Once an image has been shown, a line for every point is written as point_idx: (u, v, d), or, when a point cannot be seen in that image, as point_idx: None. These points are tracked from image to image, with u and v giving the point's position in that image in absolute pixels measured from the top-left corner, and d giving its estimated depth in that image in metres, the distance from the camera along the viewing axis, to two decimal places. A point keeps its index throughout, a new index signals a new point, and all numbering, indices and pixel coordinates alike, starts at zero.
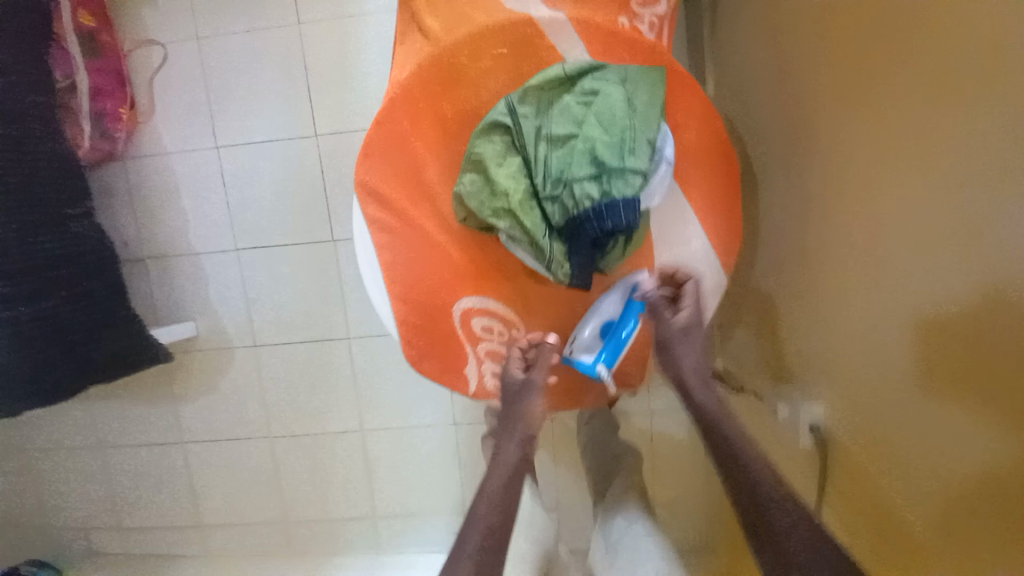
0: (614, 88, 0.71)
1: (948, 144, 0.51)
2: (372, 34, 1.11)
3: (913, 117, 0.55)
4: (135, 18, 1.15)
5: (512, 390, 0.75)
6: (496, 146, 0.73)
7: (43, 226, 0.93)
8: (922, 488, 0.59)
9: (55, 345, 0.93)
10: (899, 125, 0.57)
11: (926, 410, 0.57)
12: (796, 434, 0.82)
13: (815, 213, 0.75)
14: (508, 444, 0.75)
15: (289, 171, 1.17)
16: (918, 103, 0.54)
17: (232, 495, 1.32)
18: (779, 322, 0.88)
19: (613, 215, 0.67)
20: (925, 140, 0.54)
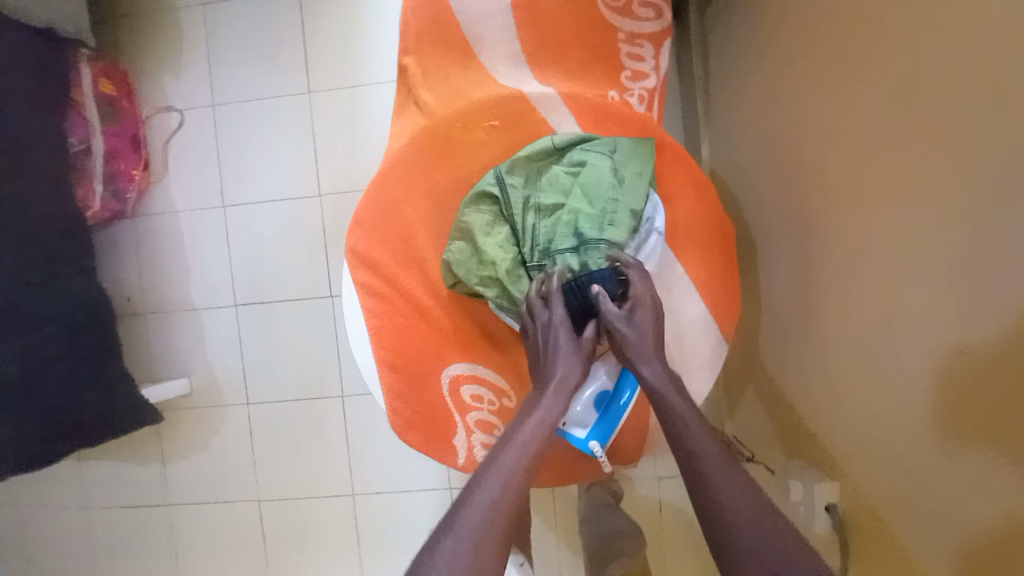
0: (602, 159, 0.71)
1: (945, 218, 0.51)
2: (377, 101, 1.16)
3: (909, 189, 0.55)
4: (158, 88, 1.22)
5: (562, 340, 0.66)
6: (484, 216, 0.73)
7: (24, 284, 0.93)
8: (926, 541, 0.57)
9: (35, 410, 0.93)
10: (894, 196, 0.57)
11: (932, 491, 0.55)
12: (812, 519, 0.75)
13: (820, 277, 0.73)
14: (551, 405, 0.62)
15: (291, 229, 1.19)
16: (913, 176, 0.54)
17: (214, 560, 1.25)
18: (789, 391, 0.83)
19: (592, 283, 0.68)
20: (921, 212, 0.54)
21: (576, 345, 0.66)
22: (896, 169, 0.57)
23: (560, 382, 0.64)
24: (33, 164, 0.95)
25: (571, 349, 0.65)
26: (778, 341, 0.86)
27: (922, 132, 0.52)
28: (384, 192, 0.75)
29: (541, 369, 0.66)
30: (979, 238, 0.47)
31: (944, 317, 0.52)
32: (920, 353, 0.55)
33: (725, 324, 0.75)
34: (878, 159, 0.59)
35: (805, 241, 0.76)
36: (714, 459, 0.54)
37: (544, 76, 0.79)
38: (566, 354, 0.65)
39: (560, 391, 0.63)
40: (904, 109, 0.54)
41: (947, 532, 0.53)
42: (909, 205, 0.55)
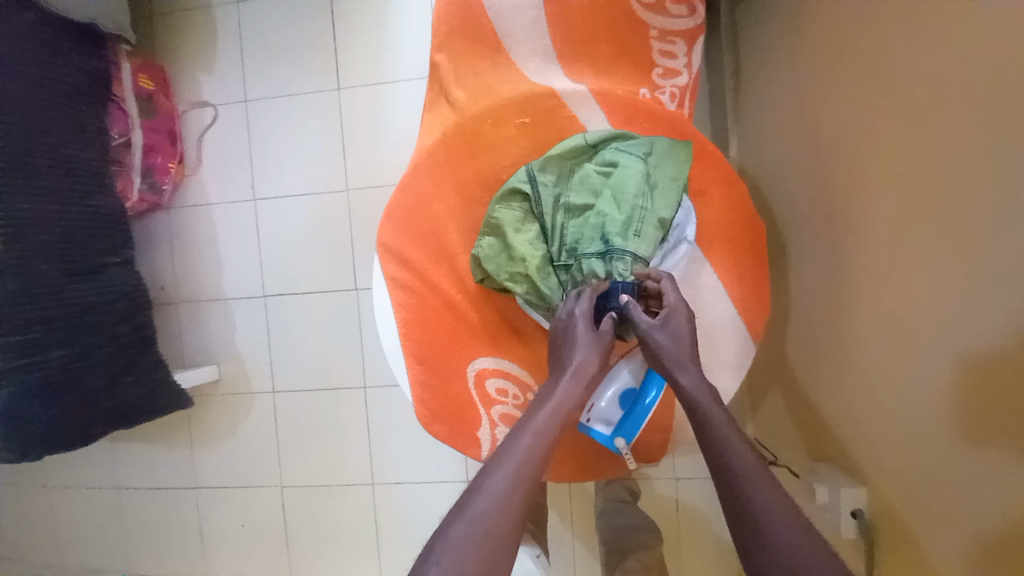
0: (634, 162, 0.71)
1: (981, 218, 0.49)
2: (404, 97, 1.18)
3: (944, 188, 0.53)
4: (193, 84, 1.26)
5: (582, 333, 0.63)
6: (515, 213, 0.73)
7: (61, 271, 0.96)
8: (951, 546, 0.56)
9: (72, 392, 0.96)
10: (927, 196, 0.56)
11: (958, 497, 0.54)
12: (838, 524, 0.74)
13: (849, 279, 0.72)
14: (566, 393, 0.60)
15: (317, 222, 1.22)
16: (948, 176, 0.53)
17: (237, 543, 1.29)
18: (814, 393, 0.82)
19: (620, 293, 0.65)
20: (957, 213, 0.52)
21: (596, 337, 0.63)
22: (927, 169, 0.55)
23: (577, 371, 0.61)
24: (75, 155, 0.99)
25: (592, 342, 0.63)
26: (806, 344, 0.84)
27: (958, 130, 0.51)
28: (415, 187, 0.76)
29: (559, 356, 0.64)
30: (1015, 238, 0.46)
31: (978, 321, 0.50)
32: (950, 358, 0.54)
33: (754, 324, 0.75)
34: (910, 157, 0.58)
35: (834, 242, 0.74)
36: (747, 468, 0.52)
37: (575, 72, 0.79)
38: (584, 345, 0.62)
39: (573, 376, 0.61)
40: (940, 106, 0.53)
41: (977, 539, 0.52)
42: (943, 205, 0.54)
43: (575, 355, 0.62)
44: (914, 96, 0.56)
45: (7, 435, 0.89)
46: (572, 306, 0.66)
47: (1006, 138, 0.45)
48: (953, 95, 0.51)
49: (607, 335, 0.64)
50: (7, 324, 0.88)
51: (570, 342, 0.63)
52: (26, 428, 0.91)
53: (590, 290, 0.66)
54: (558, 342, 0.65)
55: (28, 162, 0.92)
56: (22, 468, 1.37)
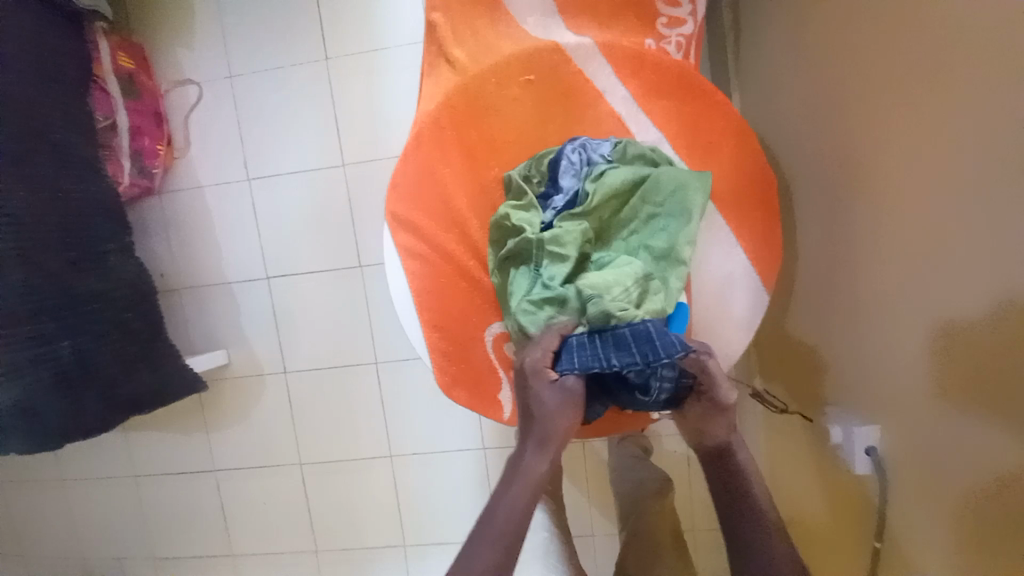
0: (646, 207, 0.70)
1: (1013, 150, 0.49)
2: (397, 66, 1.14)
3: (984, 119, 0.52)
4: (174, 62, 1.21)
5: (548, 399, 0.61)
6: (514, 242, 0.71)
7: (56, 258, 0.93)
8: (967, 471, 0.58)
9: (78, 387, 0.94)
10: (966, 131, 0.54)
11: (970, 421, 0.57)
12: (853, 461, 0.76)
13: (857, 223, 0.72)
14: (536, 458, 0.60)
15: (317, 201, 1.20)
16: (989, 106, 0.51)
17: (259, 520, 1.31)
18: (818, 340, 0.84)
19: (581, 355, 0.61)
20: (989, 147, 0.52)
21: (566, 394, 0.61)
22: (965, 101, 0.54)
23: (550, 437, 0.60)
24: (61, 140, 0.95)
25: (567, 405, 0.61)
26: (812, 293, 0.85)
27: (997, 57, 0.49)
28: (420, 152, 0.74)
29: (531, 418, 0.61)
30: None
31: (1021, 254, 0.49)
32: (992, 295, 0.53)
33: (764, 272, 0.75)
34: (945, 91, 0.56)
35: (846, 188, 0.74)
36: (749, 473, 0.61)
37: (577, 27, 0.77)
38: (552, 407, 0.61)
39: (547, 445, 0.60)
40: (979, 35, 0.51)
41: (1000, 466, 0.54)
42: (982, 137, 0.52)
43: (541, 421, 0.61)
44: (938, 34, 0.56)
45: (25, 426, 0.90)
46: (522, 370, 0.63)
47: None
48: (989, 21, 0.50)
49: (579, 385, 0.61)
50: (14, 316, 0.87)
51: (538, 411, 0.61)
52: (41, 417, 0.91)
53: (548, 341, 0.63)
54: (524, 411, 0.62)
55: (16, 151, 0.88)
56: (36, 464, 1.38)
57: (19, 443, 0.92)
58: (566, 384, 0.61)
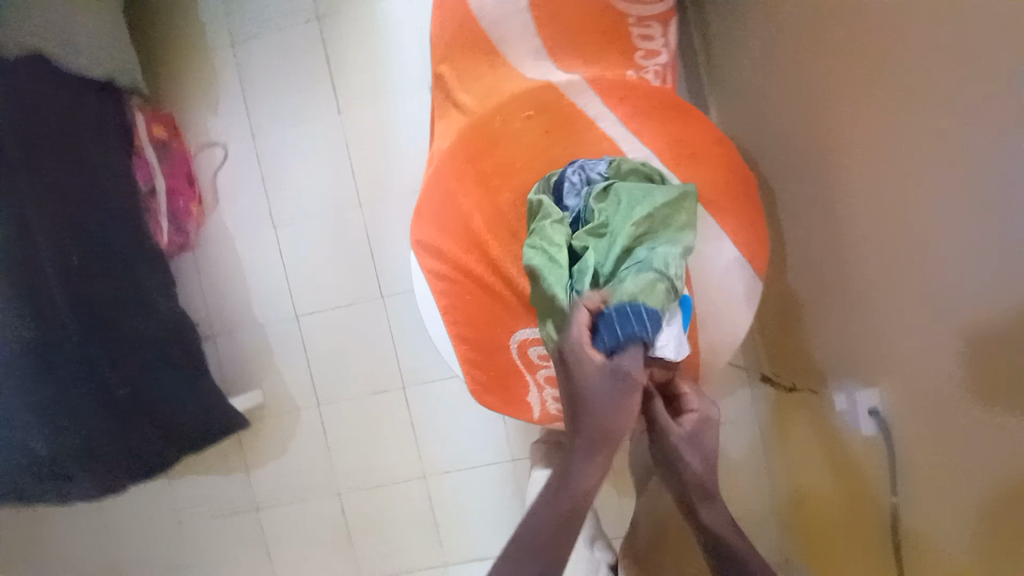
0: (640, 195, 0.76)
1: (936, 127, 0.58)
2: (404, 112, 1.26)
3: (915, 106, 0.60)
4: (201, 127, 1.33)
5: (600, 386, 0.60)
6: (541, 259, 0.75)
7: (111, 306, 1.04)
8: (949, 413, 0.64)
9: (129, 425, 1.05)
10: (899, 115, 0.63)
11: (941, 367, 0.63)
12: (859, 425, 0.81)
13: (833, 208, 0.81)
14: (592, 456, 0.60)
15: (337, 239, 1.29)
16: (912, 93, 0.60)
17: (301, 551, 1.35)
18: (815, 319, 0.91)
19: (623, 325, 0.64)
20: (916, 126, 0.61)
21: (623, 381, 0.60)
22: (894, 90, 0.63)
23: (607, 428, 0.60)
24: (118, 203, 1.09)
25: (622, 391, 0.60)
26: (804, 278, 0.93)
27: (911, 53, 0.59)
28: (440, 185, 0.86)
29: (582, 408, 0.60)
30: (989, 132, 0.51)
31: (960, 215, 0.57)
32: (947, 253, 0.60)
33: (757, 263, 0.84)
34: (878, 83, 0.65)
35: (822, 178, 0.82)
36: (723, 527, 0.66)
37: (566, 65, 0.87)
38: (609, 397, 0.60)
39: (604, 437, 0.60)
40: (896, 37, 0.61)
41: (977, 406, 0.59)
42: (909, 120, 0.61)
43: (597, 415, 0.60)
44: (867, 40, 0.66)
45: (90, 464, 1.01)
46: (574, 353, 0.62)
47: (946, 54, 0.54)
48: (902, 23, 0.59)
49: (638, 369, 0.61)
50: (78, 365, 0.98)
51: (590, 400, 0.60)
52: (102, 453, 1.02)
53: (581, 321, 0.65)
54: (573, 396, 0.61)
55: (71, 214, 1.01)
56: (84, 517, 1.43)
57: (88, 483, 1.02)
58: (621, 368, 0.61)
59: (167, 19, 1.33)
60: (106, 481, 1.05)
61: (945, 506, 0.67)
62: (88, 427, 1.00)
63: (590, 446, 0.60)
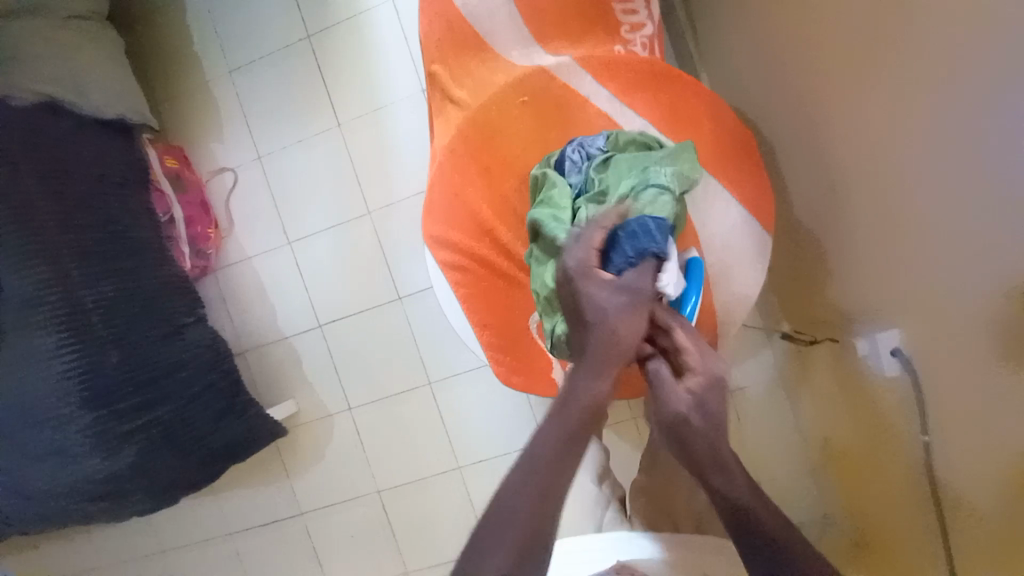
0: (636, 154, 0.80)
1: (927, 58, 0.58)
2: (401, 117, 1.29)
3: (902, 40, 0.60)
4: (209, 155, 1.38)
5: (613, 297, 0.65)
6: (546, 213, 0.78)
7: (144, 334, 1.09)
8: (969, 342, 0.64)
9: (172, 445, 1.10)
10: (887, 53, 0.63)
11: (962, 296, 0.64)
12: (882, 366, 0.81)
13: (832, 156, 0.81)
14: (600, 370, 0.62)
15: (350, 248, 1.33)
16: (899, 29, 0.60)
17: (349, 553, 1.39)
18: (827, 270, 0.92)
19: (634, 242, 0.69)
20: (906, 61, 0.61)
21: (634, 294, 0.66)
22: (881, 27, 0.63)
23: (618, 338, 0.63)
24: (141, 236, 1.16)
25: (632, 304, 0.65)
26: (810, 230, 0.94)
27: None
28: (445, 179, 0.87)
29: (595, 317, 0.64)
30: (990, 50, 0.50)
31: (967, 140, 0.56)
32: (957, 181, 0.59)
33: (764, 221, 0.85)
34: (863, 26, 0.66)
35: (819, 129, 0.83)
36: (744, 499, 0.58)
37: (554, 49, 0.90)
38: (621, 308, 0.64)
39: (615, 348, 0.63)
40: None
41: (1002, 330, 0.58)
42: (900, 56, 0.62)
43: (608, 322, 0.63)
44: None
45: (144, 483, 1.07)
46: (584, 268, 0.66)
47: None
48: None
49: (645, 284, 0.67)
50: (123, 390, 1.03)
51: (599, 309, 0.64)
52: (153, 473, 1.08)
53: (588, 238, 0.69)
54: (584, 307, 0.65)
55: (96, 249, 1.06)
56: (140, 542, 1.48)
57: (141, 497, 1.09)
58: (630, 282, 0.66)
59: (168, 56, 1.38)
60: (159, 496, 1.12)
61: (973, 435, 0.67)
62: (139, 449, 1.05)
63: (598, 356, 0.62)
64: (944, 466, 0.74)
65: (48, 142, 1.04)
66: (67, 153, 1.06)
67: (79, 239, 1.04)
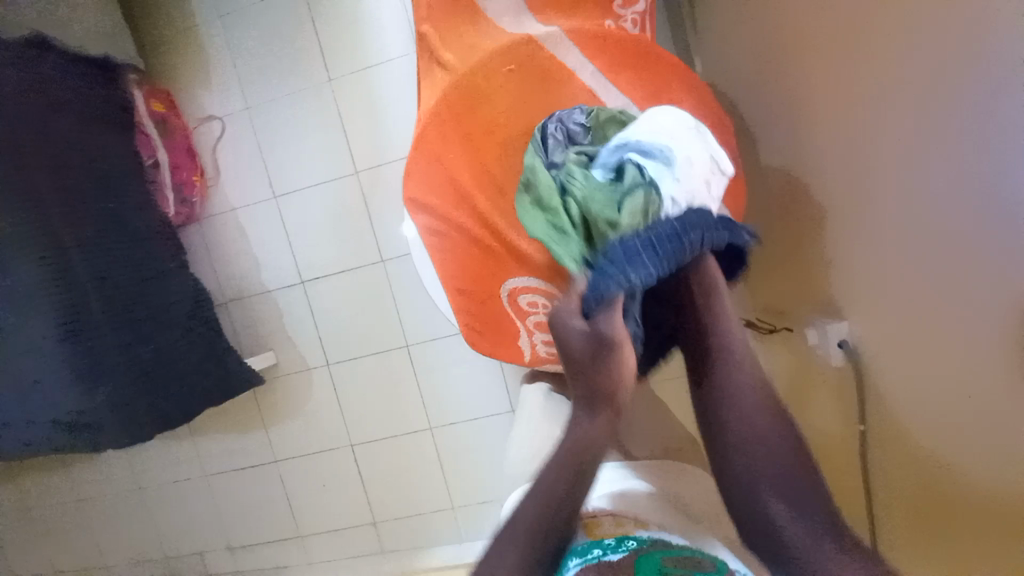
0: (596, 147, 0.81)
1: (909, 59, 0.59)
2: (394, 77, 1.28)
3: (892, 37, 0.61)
4: (197, 101, 1.36)
5: (581, 345, 0.66)
6: (546, 232, 0.78)
7: (125, 275, 1.13)
8: (915, 339, 0.68)
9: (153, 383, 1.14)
10: (875, 50, 0.64)
11: (912, 293, 0.67)
12: (829, 353, 0.85)
13: (809, 149, 0.83)
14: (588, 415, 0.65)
15: (335, 207, 1.34)
16: (890, 27, 0.61)
17: (321, 500, 1.45)
18: (792, 260, 0.95)
19: (599, 282, 0.65)
20: (891, 61, 0.62)
21: (600, 335, 0.65)
22: (874, 23, 0.64)
23: (595, 379, 0.66)
24: (125, 180, 1.18)
25: (600, 343, 0.65)
26: (780, 222, 0.96)
27: None
28: (428, 144, 0.89)
29: (574, 371, 0.68)
30: (969, 56, 0.52)
31: (933, 143, 0.58)
32: (920, 182, 0.61)
33: (734, 207, 0.87)
34: (855, 20, 0.67)
35: (801, 121, 0.84)
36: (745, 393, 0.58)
37: (544, 19, 0.89)
38: (591, 354, 0.65)
39: (594, 390, 0.66)
40: None
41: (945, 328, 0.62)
42: (887, 55, 0.63)
43: (583, 372, 0.66)
44: None
45: (121, 420, 1.10)
46: (558, 317, 0.69)
47: None
48: None
49: (616, 323, 0.64)
50: (103, 327, 1.07)
51: (576, 358, 0.67)
52: (133, 408, 1.11)
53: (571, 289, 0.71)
54: (564, 361, 0.69)
55: (82, 189, 1.08)
56: (118, 479, 1.54)
57: (118, 432, 1.12)
58: (600, 326, 0.65)
59: None
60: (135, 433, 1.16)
61: (904, 425, 0.71)
62: (116, 387, 1.08)
63: (584, 403, 0.66)
64: (875, 450, 0.78)
65: (32, 78, 1.01)
66: (55, 89, 1.06)
67: (74, 178, 1.07)
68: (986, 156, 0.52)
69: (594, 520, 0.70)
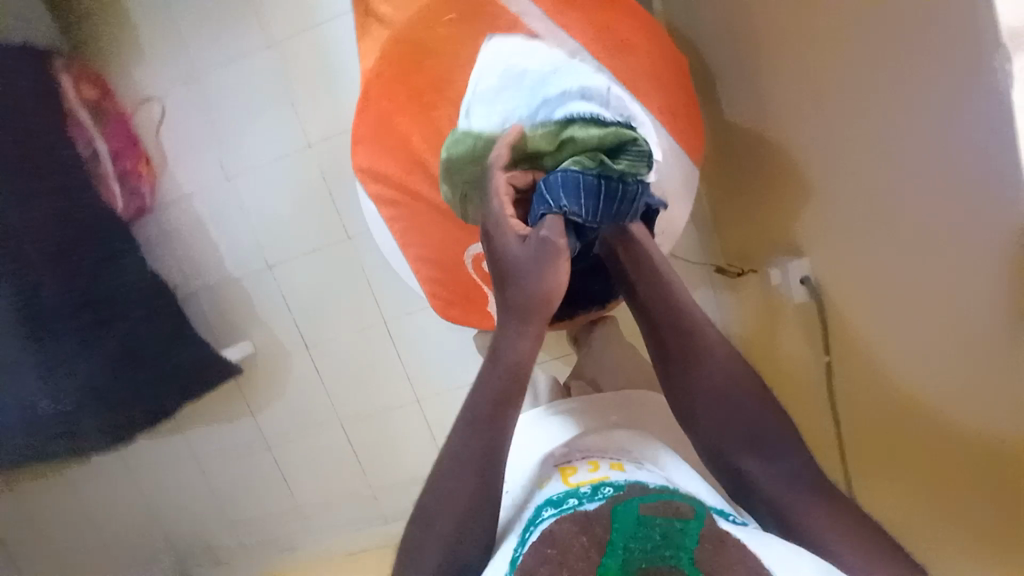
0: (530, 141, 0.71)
1: None
2: (340, 40, 1.20)
3: None
4: (133, 82, 1.28)
5: (526, 258, 0.61)
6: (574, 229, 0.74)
7: (79, 268, 1.09)
8: (872, 268, 0.67)
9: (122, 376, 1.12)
10: None
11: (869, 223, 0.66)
12: (791, 291, 0.85)
13: (768, 82, 0.80)
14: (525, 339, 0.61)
15: (294, 183, 1.28)
16: None
17: (315, 478, 1.48)
18: (757, 200, 0.93)
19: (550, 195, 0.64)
20: None
21: (544, 247, 0.60)
22: None
23: (535, 292, 0.61)
24: (69, 171, 1.11)
25: (544, 255, 0.60)
26: (744, 162, 0.94)
27: None
28: (374, 107, 0.84)
29: (511, 285, 0.62)
30: None
31: (885, 62, 0.56)
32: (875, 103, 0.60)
33: (694, 151, 0.84)
34: None
35: (758, 56, 0.81)
36: (710, 372, 0.60)
37: None
38: (533, 266, 0.61)
39: (533, 315, 0.61)
40: None
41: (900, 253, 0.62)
42: None
43: (525, 286, 0.61)
44: None
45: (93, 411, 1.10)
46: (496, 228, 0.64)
47: None
48: None
49: (559, 239, 0.60)
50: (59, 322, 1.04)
51: (516, 268, 0.62)
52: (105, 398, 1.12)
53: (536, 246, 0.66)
54: (501, 274, 0.63)
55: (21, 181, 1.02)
56: (111, 474, 1.55)
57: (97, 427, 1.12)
58: (540, 236, 0.60)
59: None
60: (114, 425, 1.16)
61: (863, 355, 0.72)
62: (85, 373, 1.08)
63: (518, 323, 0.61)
64: (841, 385, 0.78)
65: None
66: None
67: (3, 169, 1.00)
68: (933, 72, 0.50)
69: (568, 466, 0.66)
